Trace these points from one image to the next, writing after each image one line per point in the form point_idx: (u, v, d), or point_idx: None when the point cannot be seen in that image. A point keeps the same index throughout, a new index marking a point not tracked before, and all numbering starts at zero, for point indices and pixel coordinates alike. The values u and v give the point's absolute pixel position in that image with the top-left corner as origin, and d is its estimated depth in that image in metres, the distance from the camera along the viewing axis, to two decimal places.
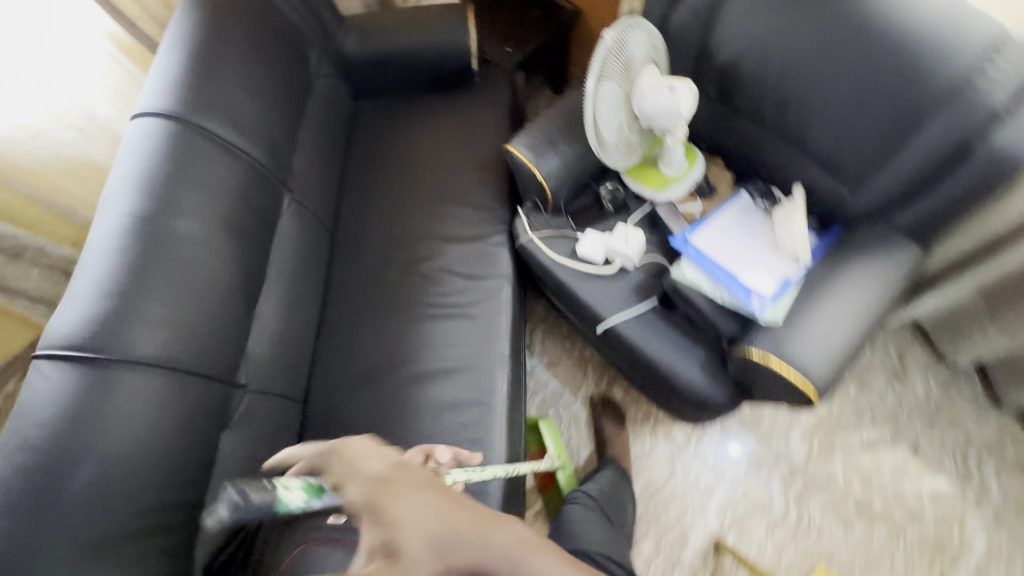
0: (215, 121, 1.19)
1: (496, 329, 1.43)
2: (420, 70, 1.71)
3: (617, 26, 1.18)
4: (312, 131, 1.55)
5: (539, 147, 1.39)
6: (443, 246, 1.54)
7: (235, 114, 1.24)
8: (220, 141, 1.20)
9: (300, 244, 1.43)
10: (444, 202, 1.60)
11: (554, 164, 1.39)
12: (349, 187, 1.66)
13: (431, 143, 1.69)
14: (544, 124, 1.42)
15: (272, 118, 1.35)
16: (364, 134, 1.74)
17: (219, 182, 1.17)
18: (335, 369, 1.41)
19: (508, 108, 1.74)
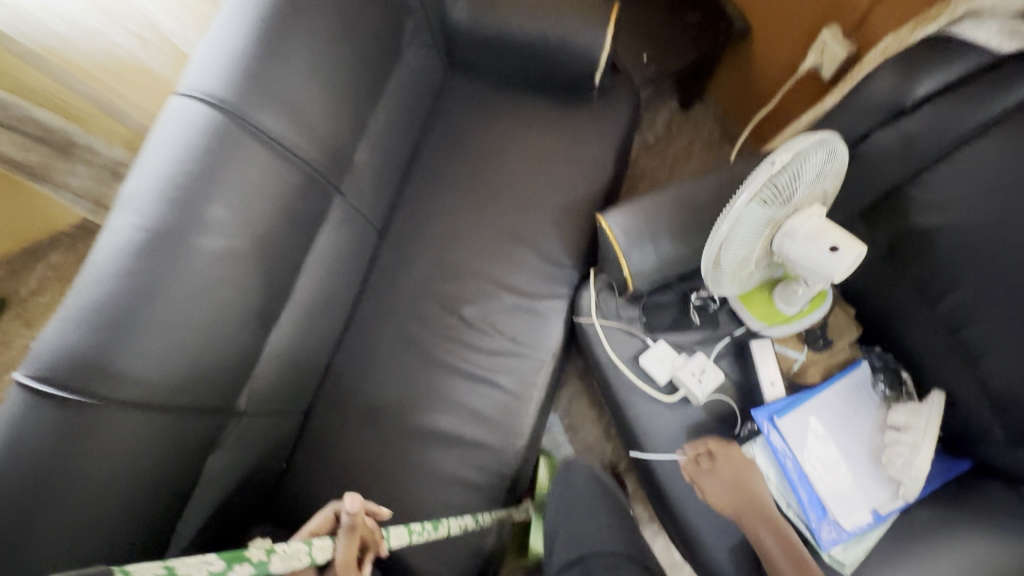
0: (270, 120, 1.01)
1: (521, 410, 1.29)
2: (532, 66, 1.40)
3: (803, 142, 0.86)
4: (386, 118, 1.32)
5: (637, 234, 1.13)
6: (492, 293, 1.35)
7: (296, 110, 1.05)
8: (268, 143, 1.01)
9: (341, 252, 1.28)
10: (511, 239, 1.38)
11: (648, 260, 1.13)
12: (413, 186, 1.45)
13: (517, 159, 1.44)
14: (652, 204, 1.15)
15: (339, 113, 1.14)
16: (447, 122, 1.49)
17: (259, 197, 1.00)
18: (345, 396, 1.32)
19: (620, 141, 1.44)
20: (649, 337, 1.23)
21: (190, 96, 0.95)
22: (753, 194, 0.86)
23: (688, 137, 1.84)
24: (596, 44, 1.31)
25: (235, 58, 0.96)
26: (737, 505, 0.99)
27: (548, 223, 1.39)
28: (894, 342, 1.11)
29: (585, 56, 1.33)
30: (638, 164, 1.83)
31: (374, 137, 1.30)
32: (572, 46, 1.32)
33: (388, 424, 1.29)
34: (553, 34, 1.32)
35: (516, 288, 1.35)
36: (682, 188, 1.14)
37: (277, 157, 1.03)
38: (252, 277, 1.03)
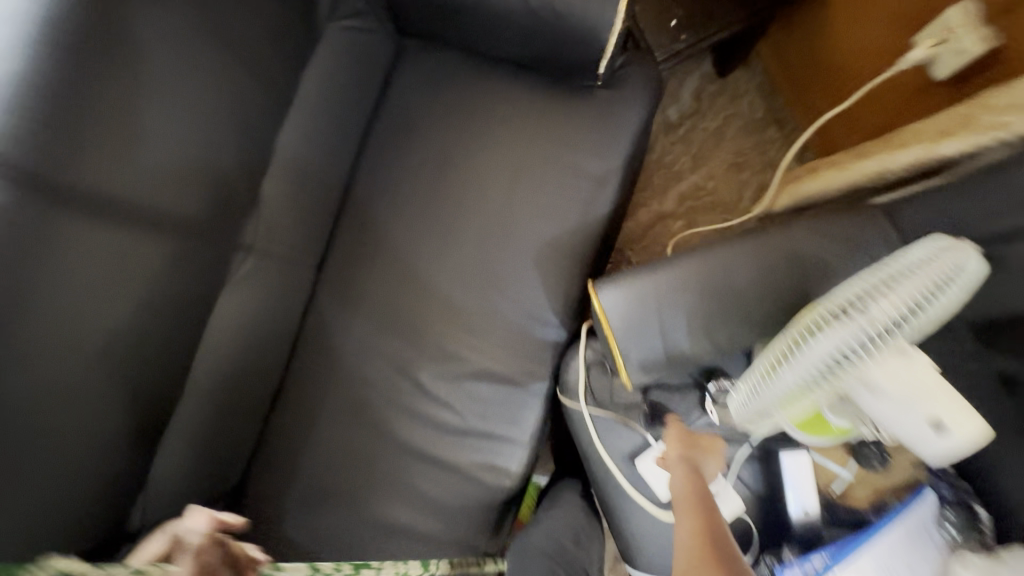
0: (94, 183, 0.69)
1: (491, 498, 1.07)
2: (510, 39, 1.00)
3: (924, 266, 0.62)
4: (303, 127, 0.97)
5: (640, 319, 0.82)
6: (456, 355, 1.07)
7: (139, 158, 0.72)
8: (101, 216, 0.71)
9: (255, 311, 0.99)
10: (480, 284, 1.07)
11: (654, 355, 0.83)
12: (355, 204, 1.10)
13: (491, 173, 1.08)
14: (667, 277, 0.82)
15: (215, 143, 0.81)
16: (400, 115, 1.11)
17: (94, 291, 0.72)
18: (276, 481, 1.04)
19: (631, 149, 1.07)
20: (651, 432, 0.96)
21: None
22: (852, 331, 0.60)
23: (720, 116, 1.43)
24: (600, 19, 0.91)
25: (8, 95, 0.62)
26: (678, 467, 0.87)
27: (530, 265, 1.07)
28: (978, 461, 0.84)
29: (585, 36, 0.93)
30: (653, 152, 1.44)
31: (286, 156, 0.96)
32: (567, 22, 0.92)
33: (329, 519, 1.03)
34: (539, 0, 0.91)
35: (486, 350, 1.07)
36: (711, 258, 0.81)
37: (120, 233, 0.73)
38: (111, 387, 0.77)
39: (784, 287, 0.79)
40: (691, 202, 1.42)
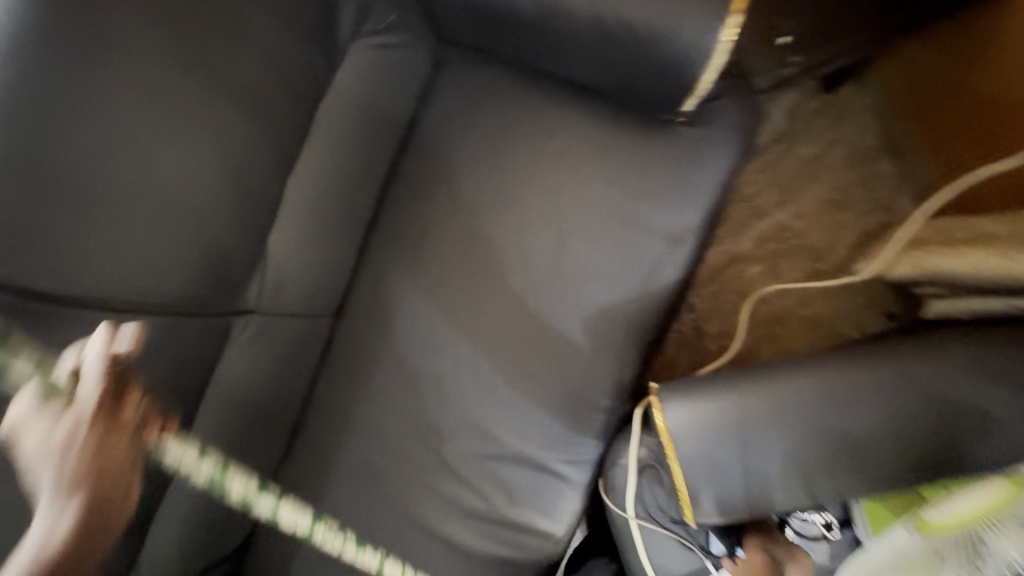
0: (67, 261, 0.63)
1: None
2: (575, 63, 0.79)
3: None
4: (317, 168, 0.83)
5: (717, 448, 0.65)
6: (486, 430, 0.92)
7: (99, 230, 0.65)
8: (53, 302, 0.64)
9: (262, 370, 0.86)
10: (517, 352, 0.91)
11: (735, 497, 0.65)
12: (379, 247, 0.95)
13: (540, 223, 0.90)
14: (757, 398, 0.65)
15: (196, 205, 0.71)
16: (433, 144, 0.93)
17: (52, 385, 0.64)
18: (283, 547, 0.95)
19: (712, 203, 0.86)
20: (711, 557, 0.80)
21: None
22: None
23: (818, 142, 1.17)
24: (694, 52, 0.69)
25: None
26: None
27: (578, 336, 0.89)
28: None
29: (670, 71, 0.72)
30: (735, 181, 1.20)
31: (295, 203, 0.82)
32: (647, 54, 0.71)
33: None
34: (613, 23, 0.70)
35: (521, 429, 0.92)
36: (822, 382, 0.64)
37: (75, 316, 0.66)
38: None
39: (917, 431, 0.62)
40: (773, 244, 1.19)
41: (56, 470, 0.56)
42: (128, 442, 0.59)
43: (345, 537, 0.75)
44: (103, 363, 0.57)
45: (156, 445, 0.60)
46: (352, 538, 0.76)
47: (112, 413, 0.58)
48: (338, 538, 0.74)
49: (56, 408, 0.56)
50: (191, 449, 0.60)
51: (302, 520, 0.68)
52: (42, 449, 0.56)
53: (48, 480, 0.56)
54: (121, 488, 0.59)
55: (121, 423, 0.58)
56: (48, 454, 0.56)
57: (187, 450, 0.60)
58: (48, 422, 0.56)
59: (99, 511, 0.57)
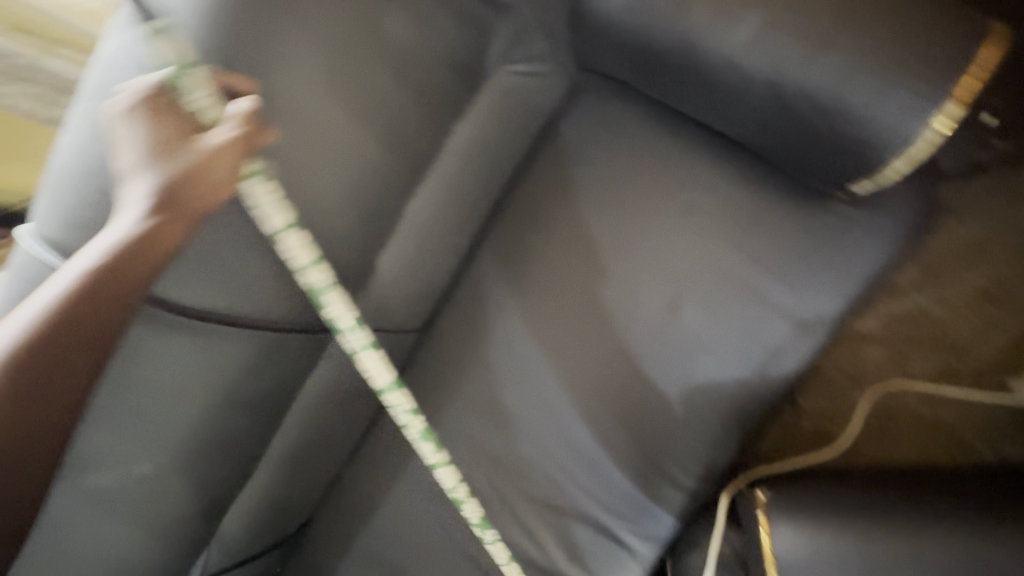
0: (189, 287, 0.60)
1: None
2: (741, 121, 0.70)
3: None
4: (438, 191, 0.78)
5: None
6: (559, 481, 0.89)
7: (236, 251, 0.61)
8: (185, 313, 0.61)
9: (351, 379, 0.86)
10: (607, 410, 0.86)
11: None
12: (477, 273, 0.92)
13: (654, 282, 0.83)
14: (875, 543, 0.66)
15: (325, 226, 0.67)
16: (553, 177, 0.89)
17: (173, 386, 0.64)
18: (341, 535, 0.99)
19: (853, 295, 0.77)
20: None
21: (27, 252, 0.58)
22: None
23: None
24: (900, 144, 0.60)
25: (98, 188, 0.55)
26: None
27: (674, 409, 0.83)
28: None
29: (863, 153, 0.63)
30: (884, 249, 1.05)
31: (413, 225, 0.78)
32: (847, 134, 0.62)
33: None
34: (813, 94, 0.61)
35: (594, 488, 0.87)
36: (959, 541, 0.64)
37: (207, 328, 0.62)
38: (184, 474, 0.69)
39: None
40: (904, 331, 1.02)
41: (144, 159, 0.50)
42: (229, 179, 0.51)
43: (415, 417, 0.74)
44: (229, 112, 0.51)
45: (274, 230, 0.56)
46: (420, 422, 0.75)
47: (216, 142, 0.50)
48: (408, 415, 0.73)
49: (169, 114, 0.51)
50: (310, 251, 0.58)
51: (383, 374, 0.69)
52: (144, 133, 0.50)
53: (136, 165, 0.51)
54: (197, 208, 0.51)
55: (238, 148, 0.51)
56: (145, 136, 0.50)
57: (305, 250, 0.58)
58: (151, 116, 0.50)
59: (179, 206, 0.51)
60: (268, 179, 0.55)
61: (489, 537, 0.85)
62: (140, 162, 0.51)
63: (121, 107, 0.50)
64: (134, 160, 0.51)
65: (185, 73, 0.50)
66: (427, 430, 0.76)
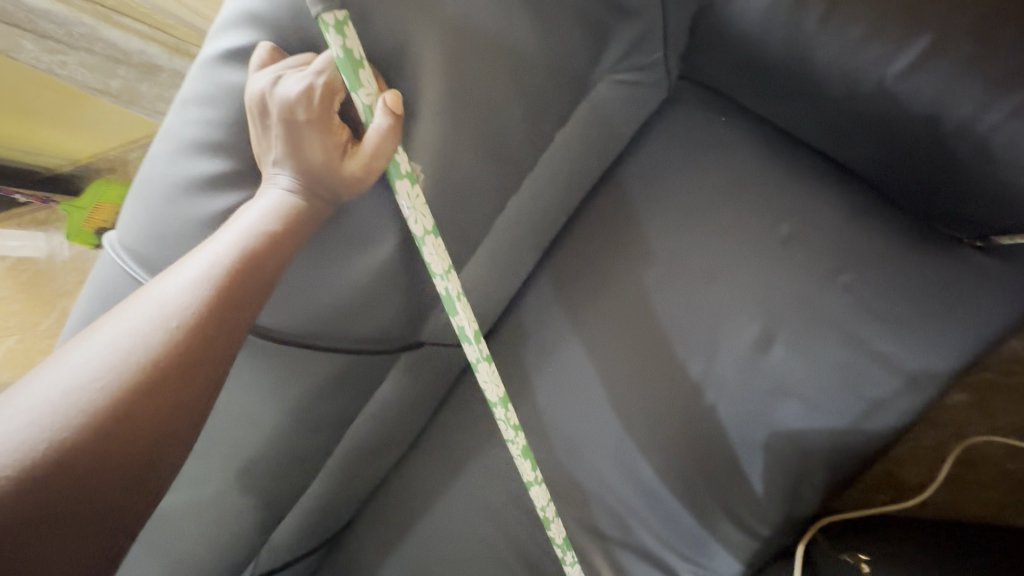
0: (282, 293, 0.57)
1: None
2: (877, 149, 0.63)
3: None
4: (523, 205, 0.72)
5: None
6: (622, 515, 0.84)
7: (331, 261, 0.57)
8: (264, 335, 0.58)
9: (412, 391, 0.82)
10: (681, 446, 0.80)
11: None
12: (543, 290, 0.86)
13: (743, 316, 0.77)
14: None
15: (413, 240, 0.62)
16: (639, 194, 0.82)
17: (251, 403, 0.62)
18: (386, 541, 0.96)
19: (972, 351, 0.69)
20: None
21: (119, 265, 0.55)
22: None
23: None
24: None
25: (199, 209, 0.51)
26: None
27: (756, 454, 0.78)
28: None
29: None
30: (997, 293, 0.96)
31: (496, 239, 0.72)
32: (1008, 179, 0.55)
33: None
34: (981, 139, 0.54)
35: (660, 527, 0.82)
36: None
37: (285, 351, 0.60)
38: (247, 489, 0.67)
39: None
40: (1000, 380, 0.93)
41: (288, 147, 0.47)
42: (372, 181, 0.49)
43: (519, 434, 0.66)
44: (383, 115, 0.47)
45: (417, 233, 0.51)
46: (522, 440, 0.67)
47: (365, 147, 0.47)
48: (513, 430, 0.66)
49: (312, 116, 0.47)
50: (443, 253, 0.53)
51: (494, 389, 0.62)
52: (286, 134, 0.47)
53: (279, 151, 0.48)
54: (338, 199, 0.50)
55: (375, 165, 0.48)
56: (291, 125, 0.47)
57: (438, 253, 0.53)
58: (295, 118, 0.46)
59: (321, 195, 0.50)
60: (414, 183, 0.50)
61: (569, 559, 0.79)
62: (285, 148, 0.48)
63: (268, 103, 0.47)
64: (277, 143, 0.48)
65: (350, 66, 0.45)
66: (529, 448, 0.67)
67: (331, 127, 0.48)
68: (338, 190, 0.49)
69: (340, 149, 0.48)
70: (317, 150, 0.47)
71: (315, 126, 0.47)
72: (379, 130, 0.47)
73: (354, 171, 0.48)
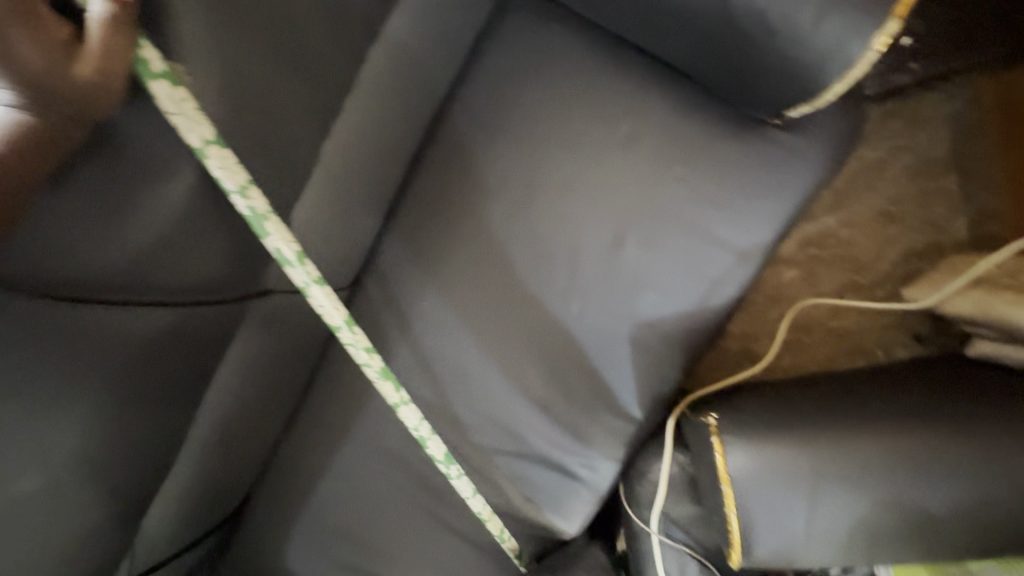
0: (65, 243, 0.51)
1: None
2: (669, 43, 0.69)
3: None
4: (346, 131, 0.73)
5: (775, 494, 0.61)
6: (510, 428, 0.87)
7: (121, 201, 0.53)
8: (33, 292, 0.50)
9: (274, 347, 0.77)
10: (553, 353, 0.84)
11: (786, 524, 0.61)
12: (405, 223, 0.89)
13: (592, 216, 0.81)
14: (821, 447, 0.61)
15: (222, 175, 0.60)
16: (483, 116, 0.85)
17: (48, 376, 0.54)
18: (288, 507, 0.93)
19: (787, 220, 0.78)
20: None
21: None
22: None
23: (883, 147, 1.07)
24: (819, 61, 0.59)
25: None
26: None
27: (622, 345, 0.82)
28: None
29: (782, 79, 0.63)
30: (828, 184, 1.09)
31: (332, 171, 0.73)
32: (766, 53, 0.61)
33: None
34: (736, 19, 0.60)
35: (549, 435, 0.86)
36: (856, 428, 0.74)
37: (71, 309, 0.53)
38: (81, 472, 0.60)
39: (998, 506, 0.57)
40: (816, 250, 1.10)
41: None
42: (118, 87, 0.46)
43: (373, 354, 0.65)
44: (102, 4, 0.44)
45: (196, 144, 0.49)
46: (378, 361, 0.67)
47: (94, 44, 0.44)
48: (366, 353, 0.65)
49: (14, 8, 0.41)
50: (235, 172, 0.51)
51: (335, 313, 0.61)
52: None
53: None
54: (82, 114, 0.45)
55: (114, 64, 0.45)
56: None
57: (228, 170, 0.50)
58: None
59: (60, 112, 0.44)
60: (174, 84, 0.47)
61: (455, 472, 0.79)
62: None
63: None
64: None
65: None
66: (387, 368, 0.67)
67: (45, 28, 0.42)
68: (73, 101, 0.44)
69: (61, 48, 0.43)
70: (31, 51, 0.41)
71: (19, 22, 0.41)
72: (104, 22, 0.44)
73: (90, 72, 0.44)
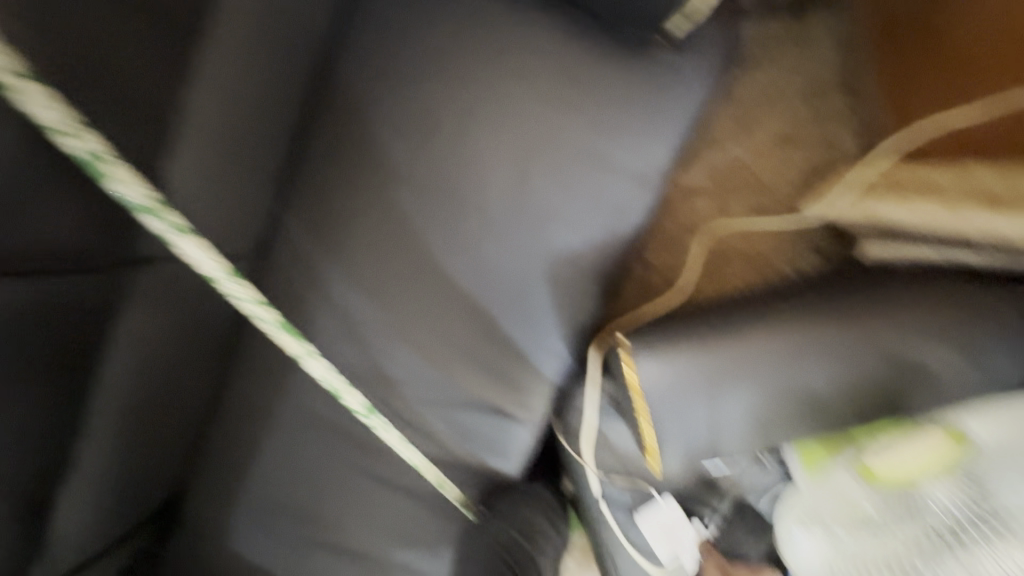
0: None
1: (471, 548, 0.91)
2: None
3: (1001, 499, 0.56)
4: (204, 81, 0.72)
5: (681, 398, 0.64)
6: (438, 375, 0.87)
7: None
8: None
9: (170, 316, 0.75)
10: (471, 295, 0.84)
11: (691, 418, 0.65)
12: (304, 180, 0.86)
13: (494, 154, 0.80)
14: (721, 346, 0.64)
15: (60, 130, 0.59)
16: (371, 61, 0.81)
17: None
18: (223, 485, 0.91)
19: (681, 143, 0.80)
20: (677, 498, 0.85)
21: None
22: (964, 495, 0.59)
23: (775, 72, 1.12)
24: None
25: None
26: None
27: (539, 282, 0.83)
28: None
29: None
30: (726, 111, 1.14)
31: (199, 130, 0.73)
32: None
33: (278, 553, 0.90)
34: None
35: (477, 377, 0.87)
36: None
37: None
38: None
39: (870, 378, 0.63)
40: (723, 178, 1.15)
41: None
42: None
43: (264, 305, 0.68)
44: None
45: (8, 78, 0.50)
46: (272, 311, 0.69)
47: None
48: (256, 302, 0.67)
49: None
50: (67, 110, 0.53)
51: (214, 263, 0.64)
52: None
53: None
54: None
55: None
56: None
57: (59, 109, 0.52)
58: None
59: None
60: None
61: (376, 422, 0.82)
62: None
63: None
64: None
65: None
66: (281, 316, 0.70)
67: None
68: None
69: None
70: None
71: None
72: None
73: None
